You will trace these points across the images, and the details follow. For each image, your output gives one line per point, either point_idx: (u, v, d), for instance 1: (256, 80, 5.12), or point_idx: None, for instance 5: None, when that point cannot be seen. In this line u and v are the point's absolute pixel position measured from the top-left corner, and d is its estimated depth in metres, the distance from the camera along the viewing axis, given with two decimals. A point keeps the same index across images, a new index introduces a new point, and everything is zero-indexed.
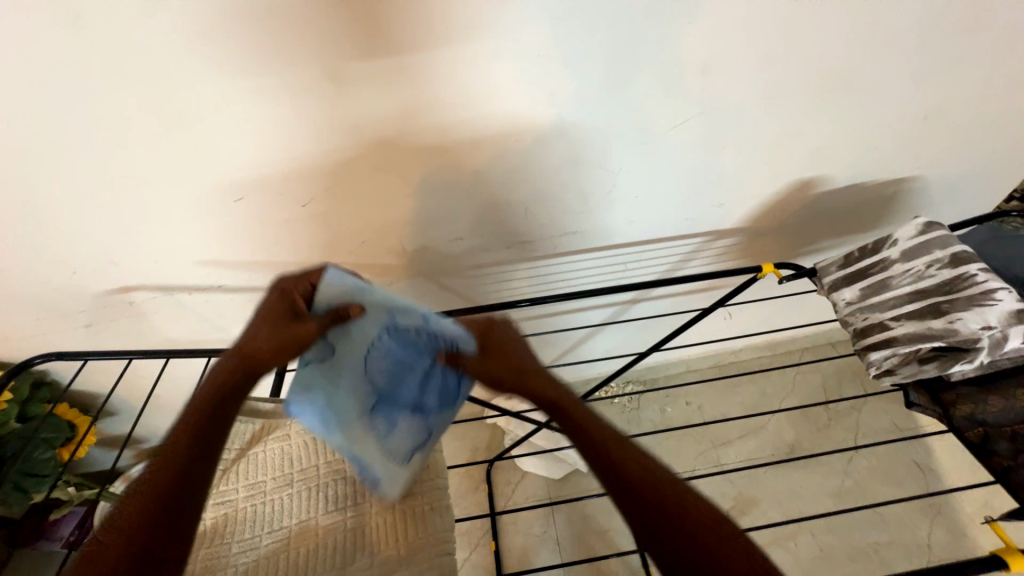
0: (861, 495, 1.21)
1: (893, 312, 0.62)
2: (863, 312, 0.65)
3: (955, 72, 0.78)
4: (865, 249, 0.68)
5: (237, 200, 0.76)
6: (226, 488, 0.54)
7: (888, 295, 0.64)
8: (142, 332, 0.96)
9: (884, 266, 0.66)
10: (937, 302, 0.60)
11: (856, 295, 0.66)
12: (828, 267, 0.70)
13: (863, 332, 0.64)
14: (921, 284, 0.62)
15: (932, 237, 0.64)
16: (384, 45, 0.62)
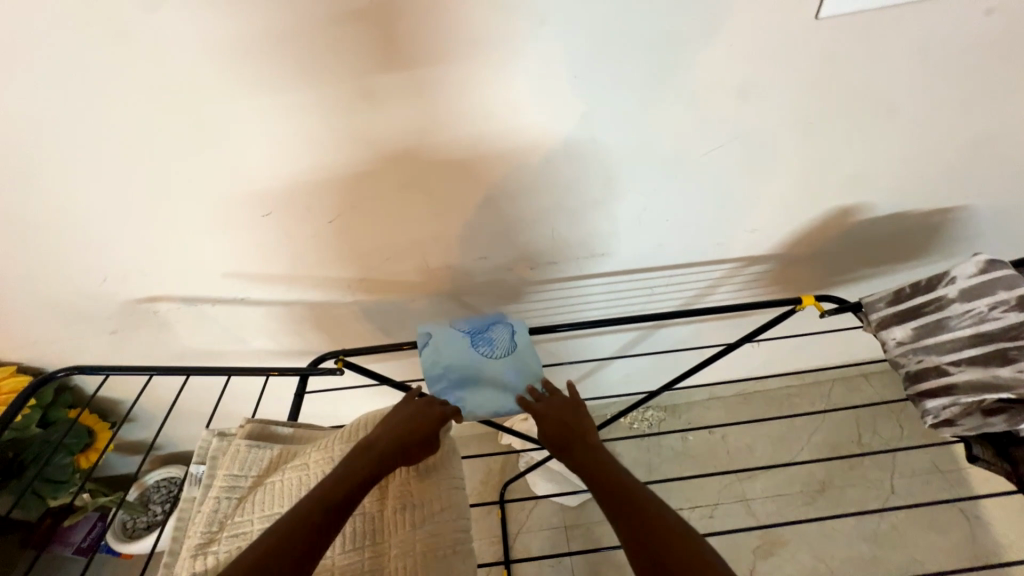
0: (898, 541, 1.13)
1: (953, 356, 0.58)
2: (917, 354, 0.61)
3: (1012, 100, 0.74)
4: (918, 285, 0.63)
5: (264, 215, 0.76)
6: (238, 518, 0.49)
7: (945, 337, 0.60)
8: (165, 342, 0.96)
9: (941, 305, 0.61)
10: (1004, 348, 0.56)
11: (910, 335, 0.62)
12: (875, 303, 0.66)
13: (918, 376, 0.60)
14: (984, 327, 0.58)
15: (997, 275, 0.59)
16: (421, 62, 0.60)
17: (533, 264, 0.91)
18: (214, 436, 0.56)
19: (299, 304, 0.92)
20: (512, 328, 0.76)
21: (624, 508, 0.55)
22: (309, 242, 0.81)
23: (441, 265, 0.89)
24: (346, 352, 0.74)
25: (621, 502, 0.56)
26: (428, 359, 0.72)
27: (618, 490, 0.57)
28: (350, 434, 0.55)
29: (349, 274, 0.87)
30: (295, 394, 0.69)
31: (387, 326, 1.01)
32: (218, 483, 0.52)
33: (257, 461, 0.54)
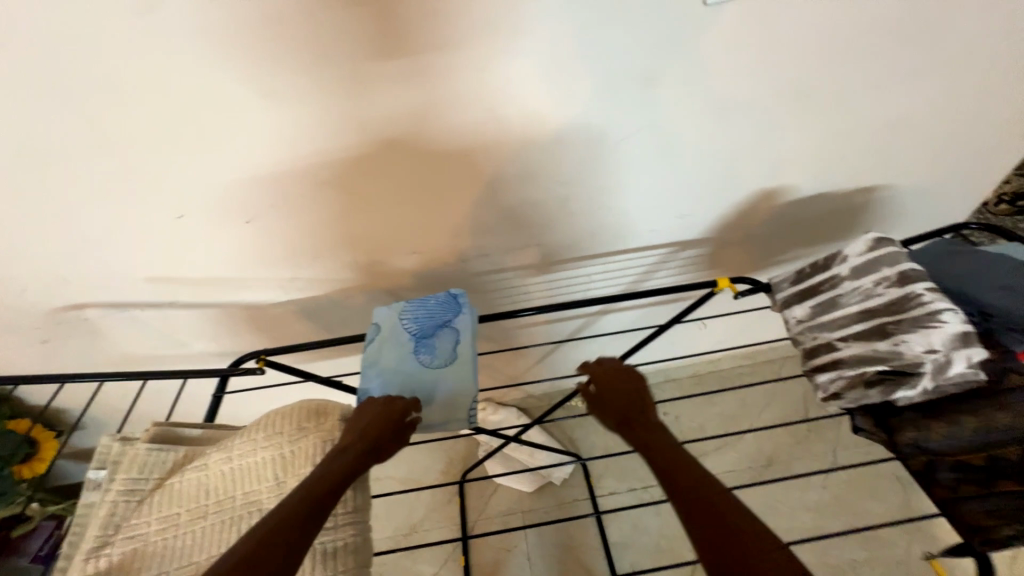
0: (839, 510, 1.17)
1: (842, 332, 0.61)
2: (813, 331, 0.64)
3: (914, 80, 0.75)
4: (816, 265, 0.66)
5: (178, 217, 0.74)
6: (136, 521, 0.50)
7: (836, 314, 0.62)
8: (98, 349, 0.94)
9: (834, 284, 0.63)
10: (884, 323, 0.58)
11: (807, 314, 0.65)
12: (780, 283, 0.69)
13: (812, 352, 0.63)
14: (870, 304, 0.60)
15: (882, 253, 0.61)
16: (404, 42, 0.58)
17: (466, 256, 0.91)
18: (115, 440, 0.55)
19: (233, 304, 0.91)
20: (458, 334, 0.70)
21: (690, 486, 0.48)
22: (230, 243, 0.79)
23: (371, 260, 0.88)
24: (268, 351, 0.74)
25: (681, 475, 0.50)
26: (372, 356, 0.70)
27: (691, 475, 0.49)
28: (251, 432, 0.55)
29: (278, 272, 0.86)
30: (213, 396, 0.69)
31: (328, 323, 1.00)
32: (115, 487, 0.52)
33: (160, 463, 0.54)
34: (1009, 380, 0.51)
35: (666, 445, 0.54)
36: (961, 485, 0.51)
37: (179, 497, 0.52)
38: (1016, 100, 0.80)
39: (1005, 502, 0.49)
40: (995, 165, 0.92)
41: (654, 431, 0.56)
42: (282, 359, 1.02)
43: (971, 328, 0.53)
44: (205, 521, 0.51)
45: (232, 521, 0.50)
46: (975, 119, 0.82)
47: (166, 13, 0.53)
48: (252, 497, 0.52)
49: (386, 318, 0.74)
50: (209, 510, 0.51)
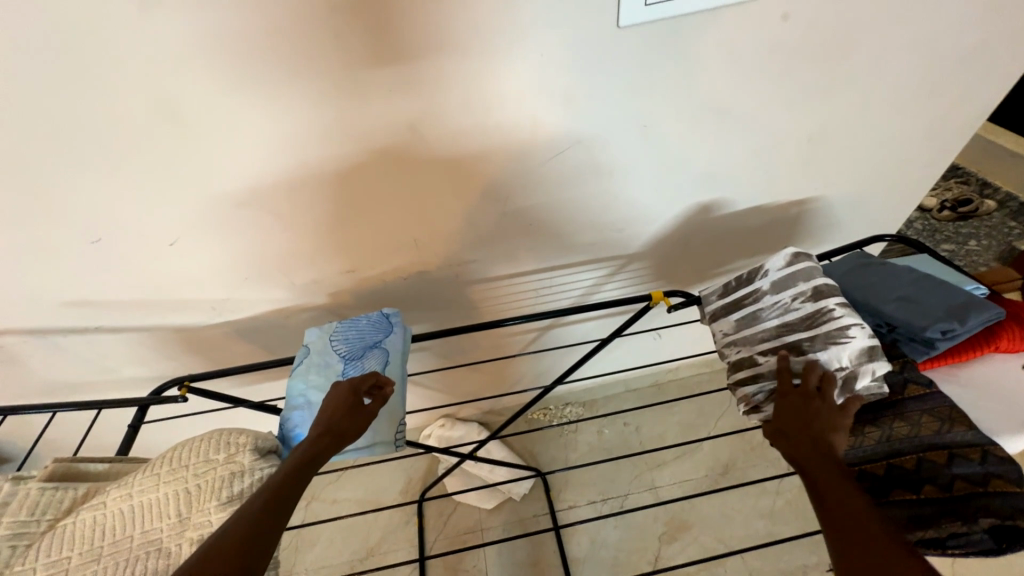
0: (792, 515, 1.18)
1: (763, 347, 0.61)
2: (738, 345, 0.64)
3: (828, 98, 0.77)
4: (741, 278, 0.67)
5: (95, 241, 0.71)
6: (22, 567, 0.47)
7: (758, 328, 0.63)
8: (19, 378, 0.90)
9: (756, 298, 0.64)
10: (800, 338, 0.59)
11: (733, 328, 0.65)
12: (710, 296, 0.69)
13: (736, 366, 0.63)
14: (788, 318, 0.61)
15: (799, 268, 0.63)
16: (402, 53, 0.60)
17: (407, 273, 0.90)
18: (7, 481, 0.52)
19: (165, 327, 0.88)
20: (388, 356, 0.70)
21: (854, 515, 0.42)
22: (154, 265, 0.77)
23: (308, 280, 0.86)
24: (192, 378, 0.74)
25: (836, 509, 0.43)
26: (297, 380, 0.68)
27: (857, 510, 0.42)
28: (156, 466, 0.53)
29: (210, 294, 0.84)
30: (130, 427, 0.66)
31: (269, 344, 0.97)
32: (0, 531, 0.48)
33: (55, 503, 0.51)
34: (906, 390, 0.54)
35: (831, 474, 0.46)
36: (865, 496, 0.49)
37: (73, 538, 0.49)
38: (929, 115, 0.83)
39: (900, 513, 0.48)
40: (918, 177, 0.95)
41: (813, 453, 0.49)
42: (222, 382, 0.99)
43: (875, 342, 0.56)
44: (100, 564, 0.48)
45: (127, 563, 0.48)
46: (894, 133, 0.85)
47: (84, 32, 0.52)
48: (151, 535, 0.50)
49: (316, 339, 0.73)
50: (104, 552, 0.49)
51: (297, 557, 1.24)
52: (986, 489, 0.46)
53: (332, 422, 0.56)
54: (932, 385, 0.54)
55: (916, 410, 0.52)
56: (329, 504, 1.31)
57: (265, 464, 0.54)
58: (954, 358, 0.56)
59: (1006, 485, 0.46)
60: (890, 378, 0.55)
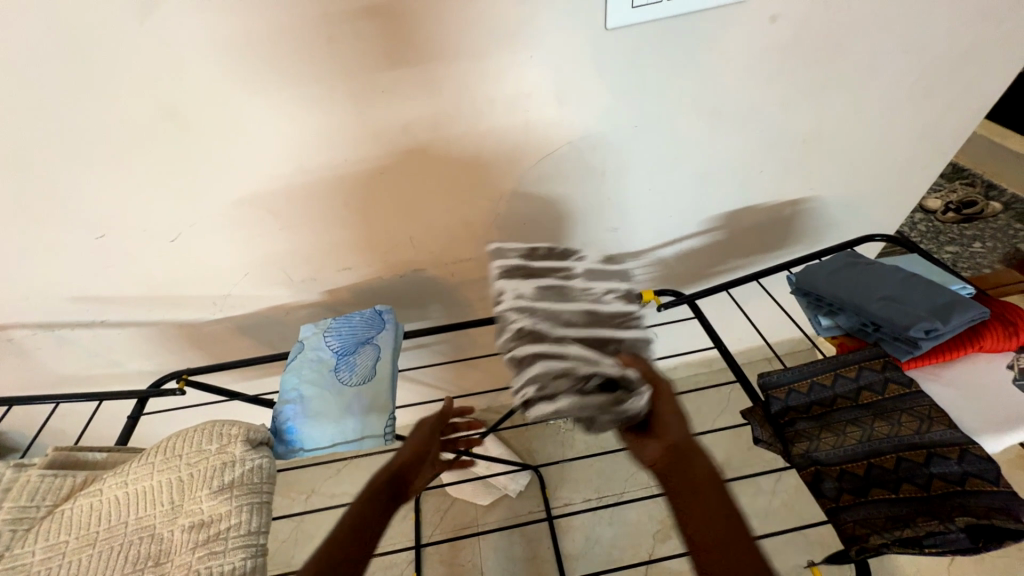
0: (788, 516, 1.18)
1: (568, 328, 0.61)
2: (531, 313, 0.62)
3: (820, 99, 0.77)
4: (550, 255, 0.68)
5: (99, 237, 0.73)
6: (21, 550, 0.49)
7: (563, 304, 0.63)
8: (28, 370, 0.92)
9: (565, 275, 0.66)
10: (607, 334, 0.62)
11: (533, 293, 0.64)
12: (509, 257, 0.68)
13: (529, 337, 0.61)
14: (595, 306, 0.64)
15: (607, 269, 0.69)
16: (415, 53, 0.61)
17: (401, 272, 0.91)
18: (10, 467, 0.54)
19: (167, 322, 0.90)
20: (379, 351, 0.71)
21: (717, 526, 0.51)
22: (156, 261, 0.79)
23: (306, 277, 0.87)
24: (190, 371, 0.76)
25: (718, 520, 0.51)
26: (291, 376, 0.69)
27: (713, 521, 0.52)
28: (151, 455, 0.55)
29: (211, 289, 0.85)
30: (129, 418, 0.68)
31: (267, 339, 0.99)
32: (2, 515, 0.50)
33: (53, 490, 0.53)
34: (886, 390, 0.54)
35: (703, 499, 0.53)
36: (845, 496, 0.48)
37: (69, 524, 0.51)
38: (921, 117, 0.83)
39: (882, 511, 0.46)
40: (915, 178, 0.95)
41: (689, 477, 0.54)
42: (222, 377, 1.00)
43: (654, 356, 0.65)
44: (94, 549, 0.50)
45: (121, 547, 0.50)
46: (888, 135, 0.85)
47: (86, 35, 0.54)
48: (145, 522, 0.51)
49: (310, 334, 0.75)
50: (100, 538, 0.51)
51: (296, 550, 1.25)
52: (964, 487, 0.46)
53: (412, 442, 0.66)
54: (913, 384, 0.54)
55: (896, 410, 0.53)
56: (328, 498, 1.32)
57: (255, 454, 0.55)
58: (937, 357, 0.57)
59: (983, 484, 0.46)
60: (869, 377, 0.56)
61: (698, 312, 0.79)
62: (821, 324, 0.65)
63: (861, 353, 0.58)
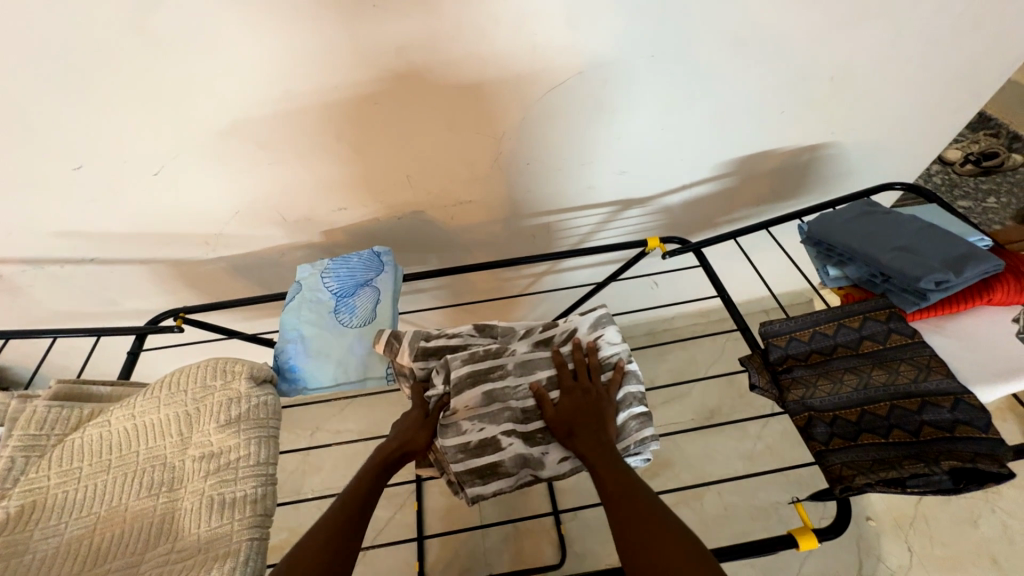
0: (770, 458, 1.24)
1: (506, 427, 0.57)
2: (479, 422, 0.57)
3: (854, 31, 0.71)
4: (491, 349, 0.61)
5: (76, 168, 0.69)
6: (36, 474, 0.51)
7: (500, 405, 0.58)
8: (23, 305, 0.91)
9: (501, 375, 0.59)
10: (537, 428, 0.58)
11: (476, 401, 0.58)
12: (454, 362, 0.60)
13: (478, 451, 0.56)
14: (529, 403, 0.59)
15: (546, 354, 0.62)
16: None
17: (399, 213, 0.87)
18: (15, 398, 0.55)
19: (159, 261, 0.88)
20: (379, 294, 0.70)
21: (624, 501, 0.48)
22: (140, 196, 0.75)
23: (300, 217, 0.84)
24: (188, 309, 0.76)
25: (621, 495, 0.49)
26: (290, 316, 0.68)
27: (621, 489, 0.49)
28: (155, 389, 0.55)
29: (202, 227, 0.83)
30: (129, 353, 0.68)
31: (265, 281, 0.98)
32: (12, 443, 0.51)
33: (60, 420, 0.54)
34: (888, 340, 0.54)
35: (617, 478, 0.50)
36: (835, 441, 0.50)
37: (82, 451, 0.52)
38: (961, 55, 0.77)
39: (870, 454, 0.48)
40: (943, 125, 0.90)
41: (600, 451, 0.53)
42: (221, 317, 1.00)
43: (638, 410, 0.58)
44: (109, 475, 0.52)
45: (134, 474, 0.52)
46: (925, 74, 0.79)
47: None
48: (156, 451, 0.53)
49: (308, 273, 0.73)
50: (113, 465, 0.52)
51: (303, 480, 1.32)
52: (952, 433, 0.47)
53: (399, 431, 0.58)
54: (914, 335, 0.54)
55: (896, 359, 0.53)
56: (332, 434, 1.38)
57: (260, 391, 0.56)
58: (941, 309, 0.56)
59: (972, 431, 0.46)
60: (872, 327, 0.55)
61: (703, 260, 0.77)
62: (829, 275, 0.63)
63: (867, 304, 0.57)
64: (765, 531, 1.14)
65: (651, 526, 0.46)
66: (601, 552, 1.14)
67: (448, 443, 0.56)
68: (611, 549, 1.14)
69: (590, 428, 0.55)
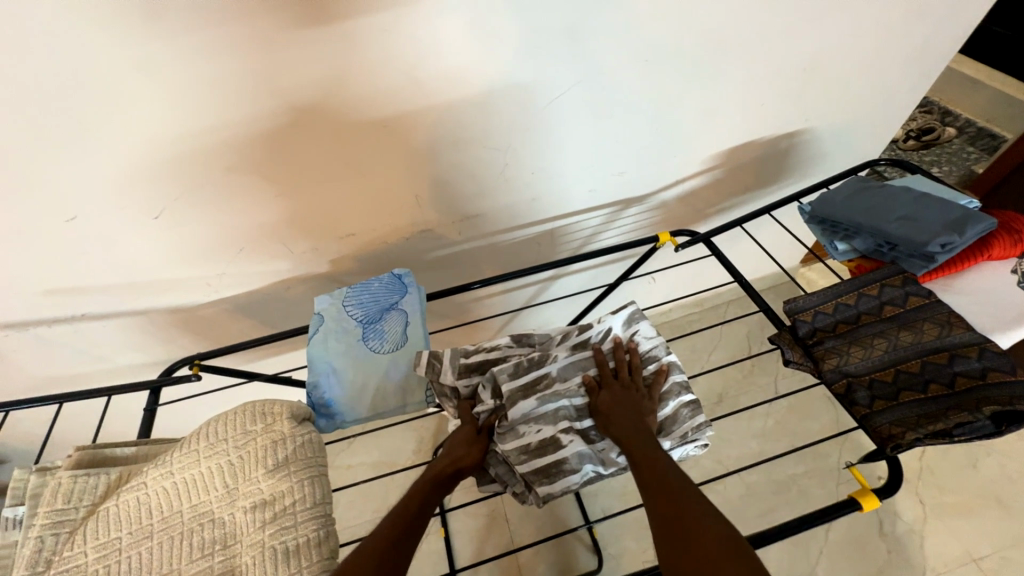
0: (782, 433, 1.28)
1: (563, 426, 0.57)
2: (535, 423, 0.57)
3: (822, 25, 0.77)
4: (534, 357, 0.61)
5: (69, 220, 0.65)
6: (71, 553, 0.46)
7: (553, 407, 0.58)
8: (5, 375, 0.84)
9: (548, 381, 0.60)
10: (591, 425, 0.58)
11: (529, 405, 0.58)
12: (499, 373, 0.59)
13: (540, 451, 0.56)
14: (581, 402, 0.59)
15: (587, 354, 0.62)
16: None
17: (408, 234, 0.87)
18: (33, 472, 0.50)
19: (157, 310, 0.83)
20: (407, 317, 0.68)
21: (664, 496, 0.48)
22: (137, 243, 0.71)
23: (307, 249, 0.82)
24: (202, 356, 0.72)
25: (658, 491, 0.48)
26: (317, 350, 0.66)
27: (660, 485, 0.49)
28: (192, 442, 0.52)
29: (203, 269, 0.79)
30: (146, 410, 0.64)
31: (270, 319, 0.94)
32: (38, 522, 0.47)
33: (89, 490, 0.50)
34: (907, 302, 0.58)
35: (655, 472, 0.50)
36: (877, 402, 0.53)
37: (118, 521, 0.48)
38: (913, 41, 0.84)
39: (913, 410, 0.51)
40: (902, 104, 0.98)
41: (641, 447, 0.52)
42: (225, 362, 0.96)
43: (688, 395, 0.59)
44: (152, 541, 0.48)
45: (182, 535, 0.48)
46: (883, 60, 0.87)
47: None
48: (201, 508, 0.49)
49: (327, 304, 0.71)
50: (155, 530, 0.48)
51: None
52: (985, 379, 0.50)
53: (447, 447, 0.57)
54: (931, 294, 0.58)
55: (919, 319, 0.56)
56: (345, 471, 1.32)
57: (304, 430, 0.53)
58: (949, 269, 0.61)
59: (1002, 375, 0.50)
60: (891, 293, 0.59)
61: (714, 250, 0.80)
62: (837, 250, 0.67)
63: (881, 272, 0.61)
64: (789, 506, 1.17)
65: (690, 515, 0.45)
66: (637, 550, 1.14)
67: (509, 446, 0.56)
68: (646, 546, 1.14)
69: (636, 423, 0.55)
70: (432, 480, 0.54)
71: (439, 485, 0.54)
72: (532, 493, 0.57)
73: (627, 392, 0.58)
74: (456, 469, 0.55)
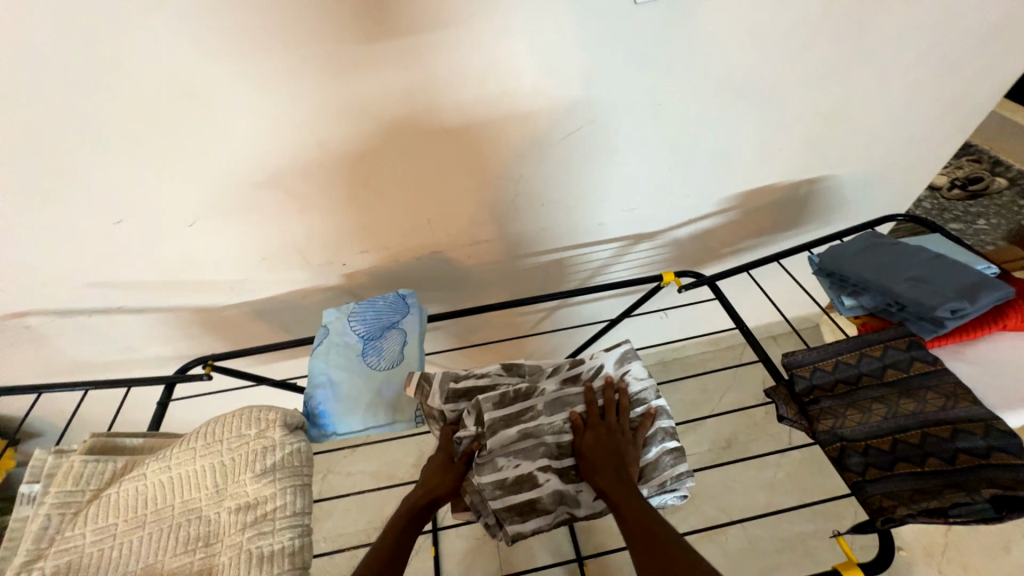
0: (792, 487, 1.22)
1: (541, 464, 0.58)
2: (514, 458, 0.58)
3: (842, 77, 0.77)
4: (520, 390, 0.62)
5: (116, 223, 0.73)
6: (72, 533, 0.50)
7: (534, 442, 0.59)
8: (47, 357, 0.92)
9: (532, 415, 0.60)
10: (571, 465, 0.58)
11: (510, 438, 0.59)
12: (484, 404, 0.60)
13: (516, 486, 0.57)
14: (564, 439, 0.59)
15: (575, 391, 0.62)
16: (441, 34, 0.61)
17: (420, 255, 0.90)
18: (51, 453, 0.55)
19: (184, 308, 0.89)
20: (406, 336, 0.71)
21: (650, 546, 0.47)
22: (171, 247, 0.78)
23: (323, 262, 0.87)
24: (215, 357, 0.77)
25: (645, 539, 0.48)
26: (319, 362, 0.69)
27: (646, 534, 0.48)
28: (191, 440, 0.55)
29: (228, 274, 0.85)
30: (159, 404, 0.68)
31: (285, 325, 0.99)
32: (48, 500, 0.51)
33: (96, 475, 0.54)
34: (911, 368, 0.56)
35: (642, 520, 0.49)
36: (871, 470, 0.51)
37: (117, 507, 0.52)
38: (943, 95, 0.83)
39: (909, 484, 0.48)
40: (933, 156, 0.95)
41: (626, 492, 0.52)
42: (241, 362, 1.01)
43: (671, 443, 0.58)
44: (144, 530, 0.51)
45: (171, 528, 0.51)
46: (910, 113, 0.85)
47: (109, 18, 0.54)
48: (191, 504, 0.53)
49: (333, 317, 0.75)
50: (148, 520, 0.52)
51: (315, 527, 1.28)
52: (988, 459, 0.47)
53: (426, 475, 0.58)
54: (937, 362, 0.56)
55: (921, 388, 0.54)
56: (344, 478, 1.35)
57: (294, 438, 0.56)
58: (961, 336, 0.58)
59: (1008, 458, 0.47)
60: (895, 355, 0.57)
61: (718, 294, 0.79)
62: (844, 305, 0.65)
63: (886, 333, 0.59)
64: (794, 566, 1.10)
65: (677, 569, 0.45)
66: None
67: (485, 479, 0.57)
68: None
69: (620, 467, 0.54)
70: (410, 511, 0.55)
71: (416, 517, 0.55)
72: (503, 529, 0.57)
73: (613, 434, 0.57)
74: (434, 500, 0.56)
